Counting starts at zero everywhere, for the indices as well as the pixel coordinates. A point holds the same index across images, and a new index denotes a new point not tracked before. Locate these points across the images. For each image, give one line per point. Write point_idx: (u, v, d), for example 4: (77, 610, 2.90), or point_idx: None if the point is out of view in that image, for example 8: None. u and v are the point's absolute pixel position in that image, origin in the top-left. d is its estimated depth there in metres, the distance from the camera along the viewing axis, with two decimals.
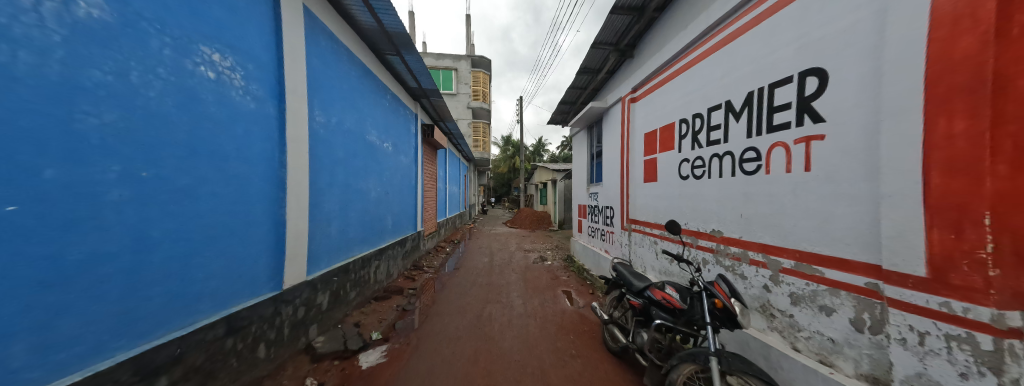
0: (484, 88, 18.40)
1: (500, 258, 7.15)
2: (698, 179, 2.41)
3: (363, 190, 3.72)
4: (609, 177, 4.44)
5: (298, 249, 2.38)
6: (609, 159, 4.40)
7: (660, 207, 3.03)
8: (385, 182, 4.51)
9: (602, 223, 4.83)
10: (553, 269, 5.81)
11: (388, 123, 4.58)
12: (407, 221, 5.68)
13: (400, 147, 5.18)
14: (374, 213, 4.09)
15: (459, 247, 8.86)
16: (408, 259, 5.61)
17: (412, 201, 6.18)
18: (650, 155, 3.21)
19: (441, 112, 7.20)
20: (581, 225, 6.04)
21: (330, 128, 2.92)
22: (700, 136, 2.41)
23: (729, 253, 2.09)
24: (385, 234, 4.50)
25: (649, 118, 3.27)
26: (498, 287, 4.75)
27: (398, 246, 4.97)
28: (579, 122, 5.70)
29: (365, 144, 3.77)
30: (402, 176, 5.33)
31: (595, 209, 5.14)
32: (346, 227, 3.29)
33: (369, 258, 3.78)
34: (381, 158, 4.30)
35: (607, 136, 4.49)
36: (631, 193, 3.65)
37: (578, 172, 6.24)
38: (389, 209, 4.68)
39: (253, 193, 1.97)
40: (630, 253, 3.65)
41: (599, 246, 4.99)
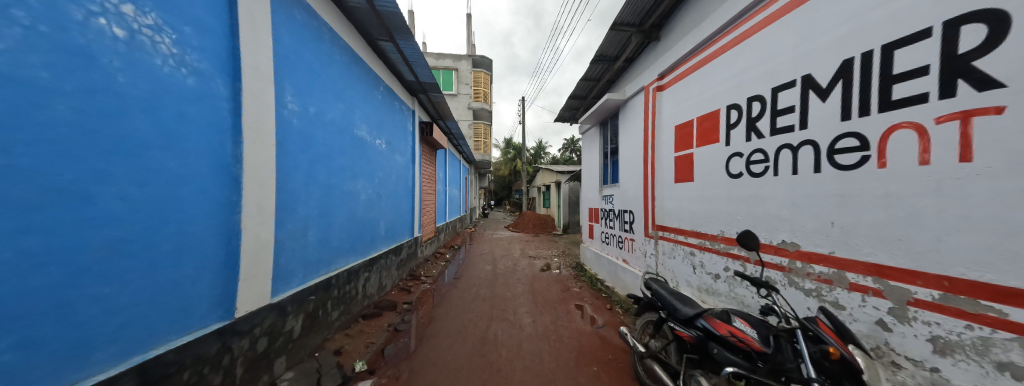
0: (484, 89, 18.04)
1: (503, 266, 6.66)
2: (759, 177, 1.93)
3: (350, 192, 3.26)
4: (628, 178, 3.97)
5: (261, 265, 1.91)
6: (629, 157, 3.92)
7: (698, 211, 2.55)
8: (378, 183, 4.06)
9: (618, 229, 4.35)
10: (563, 279, 5.30)
11: (381, 119, 4.14)
12: (403, 227, 5.21)
13: (395, 145, 4.74)
14: (365, 219, 3.64)
15: (458, 253, 8.36)
16: (404, 268, 5.13)
17: (409, 205, 5.71)
18: (684, 151, 2.74)
19: (440, 110, 6.78)
20: (591, 230, 5.56)
21: (308, 118, 2.47)
22: (759, 124, 1.94)
23: (811, 274, 1.61)
24: (377, 241, 4.04)
25: (682, 107, 2.80)
26: (503, 300, 4.25)
27: (392, 254, 4.49)
28: (590, 118, 5.25)
29: (353, 140, 3.33)
30: (397, 177, 4.88)
31: (610, 213, 4.66)
32: (329, 236, 2.83)
33: (357, 270, 3.31)
34: (372, 157, 3.86)
35: (625, 132, 4.02)
36: (658, 195, 3.17)
37: (589, 173, 5.78)
38: (382, 213, 4.22)
39: (192, 196, 1.49)
40: (658, 265, 3.17)
41: (615, 254, 4.49)
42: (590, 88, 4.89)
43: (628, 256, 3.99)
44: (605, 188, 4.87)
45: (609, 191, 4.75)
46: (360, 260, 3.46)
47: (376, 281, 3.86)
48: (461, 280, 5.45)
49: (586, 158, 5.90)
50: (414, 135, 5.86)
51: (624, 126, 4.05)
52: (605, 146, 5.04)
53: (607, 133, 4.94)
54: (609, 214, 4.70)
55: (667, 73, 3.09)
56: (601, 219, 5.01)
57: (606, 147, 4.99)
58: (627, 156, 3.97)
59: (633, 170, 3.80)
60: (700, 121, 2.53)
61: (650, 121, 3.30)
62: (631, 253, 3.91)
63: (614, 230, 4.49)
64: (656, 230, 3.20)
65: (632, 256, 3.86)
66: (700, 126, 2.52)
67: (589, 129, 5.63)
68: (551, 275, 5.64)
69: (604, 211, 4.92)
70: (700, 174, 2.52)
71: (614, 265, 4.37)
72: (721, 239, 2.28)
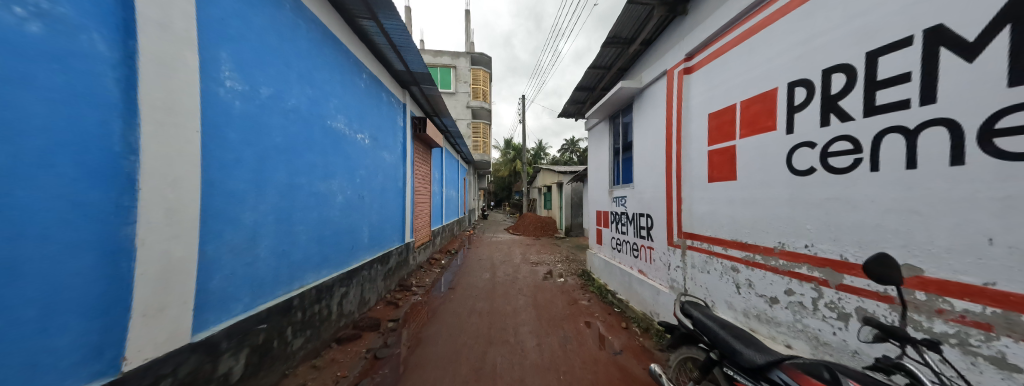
0: (484, 87, 17.57)
1: (503, 273, 6.17)
2: (844, 174, 1.45)
3: (322, 194, 2.77)
4: (646, 178, 3.48)
5: (173, 293, 1.41)
6: (647, 154, 3.45)
7: (744, 217, 2.06)
8: (361, 183, 3.58)
9: (633, 236, 3.87)
10: (568, 290, 4.81)
11: (364, 111, 3.65)
12: (392, 232, 4.72)
13: (382, 141, 4.24)
14: (342, 224, 3.15)
15: (455, 258, 7.86)
16: (393, 278, 4.65)
17: (400, 207, 5.23)
18: (723, 143, 2.25)
19: (436, 105, 6.30)
20: (600, 235, 5.07)
21: (259, 103, 1.99)
22: (843, 103, 1.46)
23: (946, 312, 1.12)
24: (359, 250, 3.55)
25: (718, 91, 2.31)
26: (502, 316, 3.76)
27: (377, 264, 4.00)
28: (599, 112, 4.77)
29: (326, 133, 2.84)
30: (385, 177, 4.40)
31: (623, 217, 4.19)
32: (290, 247, 2.33)
33: (330, 285, 2.81)
34: (353, 153, 3.37)
35: (643, 125, 3.54)
36: (686, 197, 2.69)
37: (597, 173, 5.29)
38: (366, 218, 3.73)
39: (29, 200, 1.00)
40: (686, 280, 2.68)
41: (628, 263, 4.00)
42: (600, 78, 4.42)
43: (645, 266, 3.51)
44: (617, 190, 4.39)
45: (621, 192, 4.27)
46: (336, 274, 2.96)
47: (356, 296, 3.37)
48: (455, 291, 4.94)
49: (594, 157, 5.44)
50: (405, 131, 5.37)
51: (641, 118, 3.58)
52: (616, 143, 4.57)
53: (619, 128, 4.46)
54: (621, 219, 4.22)
55: (698, 52, 2.59)
56: (613, 223, 4.53)
57: (618, 144, 4.51)
58: (645, 152, 3.50)
59: (652, 168, 3.31)
60: (746, 105, 2.04)
61: (676, 110, 2.81)
62: (649, 264, 3.42)
63: (627, 236, 4.02)
64: (684, 239, 2.71)
65: (650, 267, 3.38)
66: (747, 112, 2.03)
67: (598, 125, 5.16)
68: (556, 285, 5.14)
69: (615, 214, 4.45)
70: (747, 172, 2.03)
71: (628, 275, 3.88)
72: (780, 254, 1.79)
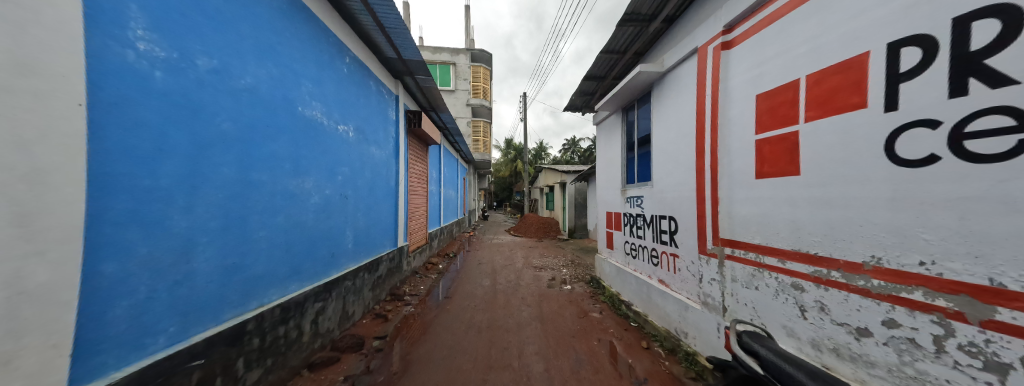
0: (484, 85, 17.16)
1: (505, 279, 5.76)
2: (995, 162, 1.00)
3: (288, 194, 2.34)
4: (670, 176, 3.04)
5: (31, 337, 0.96)
6: (672, 148, 3.00)
7: (813, 222, 1.62)
8: (340, 182, 3.16)
9: (652, 241, 3.43)
10: (576, 301, 4.38)
11: (345, 100, 3.23)
12: (381, 236, 4.28)
13: (368, 135, 3.82)
14: (316, 229, 2.72)
15: (453, 263, 7.43)
16: (383, 287, 4.24)
17: (391, 208, 4.79)
18: (781, 129, 1.81)
19: (433, 98, 5.87)
20: (611, 239, 4.66)
21: (201, 78, 1.59)
22: (993, 61, 1.01)
23: None
24: (338, 258, 3.12)
25: (773, 65, 1.87)
26: (504, 332, 3.34)
27: (362, 272, 3.58)
28: (610, 104, 4.35)
29: (296, 122, 2.41)
30: (373, 174, 3.99)
31: (640, 220, 3.76)
32: (242, 258, 1.90)
33: (300, 302, 2.37)
34: (330, 147, 2.95)
35: (666, 115, 3.10)
36: (723, 197, 2.26)
37: (608, 170, 4.88)
38: (346, 221, 3.29)
39: None
40: (724, 297, 2.24)
41: (646, 272, 3.56)
42: (612, 65, 3.98)
43: (668, 277, 3.07)
44: (632, 189, 3.95)
45: (637, 192, 3.83)
46: (308, 288, 2.53)
47: (335, 312, 2.94)
48: (452, 301, 4.51)
49: (605, 153, 5.00)
50: (397, 126, 4.94)
51: (664, 107, 3.14)
52: (631, 138, 4.13)
53: (633, 121, 4.04)
54: (638, 222, 3.79)
55: (740, 23, 2.16)
56: (627, 226, 4.09)
57: (633, 139, 4.07)
58: (670, 146, 3.05)
59: (679, 164, 2.87)
60: (819, 79, 1.60)
61: (711, 93, 2.37)
62: (673, 274, 2.98)
63: (646, 242, 3.58)
64: (723, 247, 2.27)
65: (674, 279, 2.94)
66: (822, 87, 1.58)
67: (610, 118, 4.72)
68: (563, 295, 4.70)
69: (630, 216, 4.01)
70: (818, 164, 1.59)
71: (646, 286, 3.44)
72: (873, 272, 1.36)
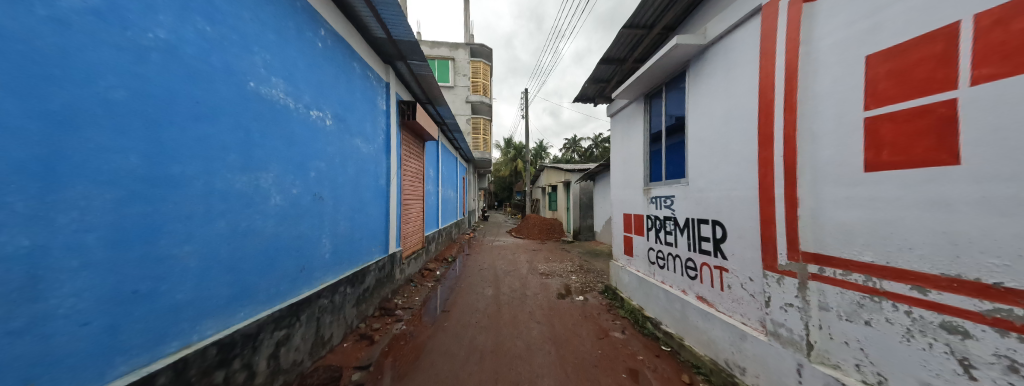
0: (484, 81, 16.59)
1: (509, 288, 5.23)
2: None
3: (231, 195, 1.80)
4: (714, 172, 2.49)
5: None
6: (718, 137, 2.45)
7: (985, 236, 1.07)
8: (312, 181, 2.62)
9: (688, 249, 2.90)
10: (592, 316, 3.84)
11: (318, 82, 2.68)
12: (366, 243, 3.74)
13: (348, 126, 3.27)
14: (274, 239, 2.17)
15: (452, 268, 6.91)
16: (371, 301, 3.73)
17: (380, 211, 4.25)
18: (919, 99, 1.26)
19: (430, 88, 5.32)
20: (631, 244, 4.13)
21: (61, 21, 1.08)
22: None
23: None
24: (309, 272, 2.58)
25: (896, 12, 1.30)
26: (511, 359, 2.82)
27: (342, 287, 3.04)
28: (630, 90, 3.83)
29: (243, 102, 1.87)
30: (356, 170, 3.47)
31: (670, 224, 3.22)
32: (147, 285, 1.36)
33: (248, 335, 1.86)
34: (297, 138, 2.40)
35: (711, 97, 2.54)
36: (800, 198, 1.75)
37: (625, 167, 4.36)
38: (319, 227, 2.75)
39: None
40: (807, 329, 1.70)
41: (680, 286, 3.02)
42: (635, 43, 3.44)
43: (712, 295, 2.53)
44: (659, 187, 3.42)
45: (666, 192, 3.29)
46: (263, 314, 2.02)
47: (304, 339, 2.41)
48: (449, 317, 3.97)
49: (623, 148, 4.46)
50: (386, 117, 4.37)
51: (708, 87, 2.58)
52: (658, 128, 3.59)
53: (659, 109, 3.52)
54: (668, 227, 3.25)
55: None
56: (653, 231, 3.56)
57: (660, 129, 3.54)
58: (714, 134, 2.50)
59: (729, 156, 2.32)
60: (1004, 17, 1.01)
61: (787, 61, 1.81)
62: (720, 292, 2.44)
63: (679, 250, 3.04)
64: (806, 264, 1.72)
65: (723, 299, 2.40)
66: (1007, 29, 1.00)
67: (630, 107, 4.19)
68: (575, 309, 4.16)
69: (657, 220, 3.48)
70: (990, 149, 1.05)
71: (681, 303, 2.90)
72: None
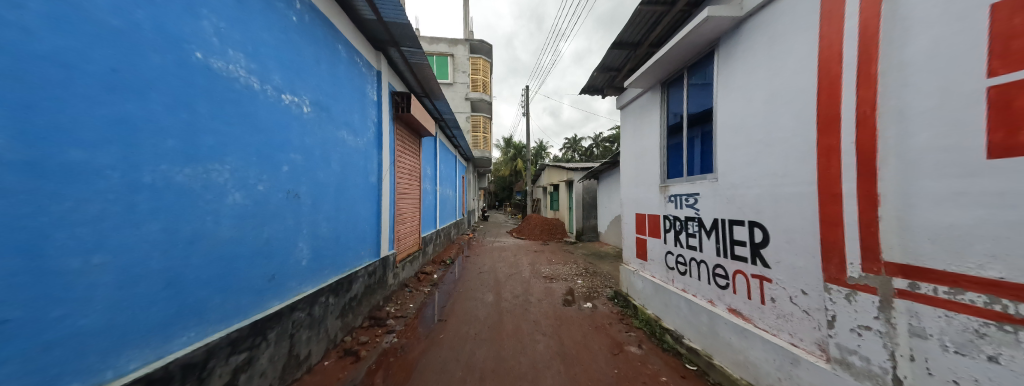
0: (484, 78, 16.23)
1: (510, 294, 4.89)
2: None
3: (171, 191, 1.44)
4: (753, 165, 2.14)
5: None
6: (758, 124, 2.10)
7: None
8: (284, 176, 2.26)
9: (716, 255, 2.55)
10: (602, 327, 3.49)
11: (292, 61, 2.32)
12: (353, 247, 3.38)
13: (332, 115, 2.92)
14: (234, 244, 1.81)
15: (450, 271, 6.56)
16: (359, 311, 3.38)
17: (370, 211, 3.89)
18: None
19: (425, 78, 4.97)
20: (645, 247, 3.79)
21: None
22: None
23: None
24: (282, 282, 2.22)
25: None
26: (515, 381, 2.47)
27: (324, 298, 2.69)
28: (646, 77, 3.49)
29: (184, 75, 1.50)
30: (341, 165, 3.11)
31: (693, 225, 2.87)
32: (32, 312, 1.00)
33: (193, 364, 1.49)
34: (264, 125, 2.04)
35: (750, 77, 2.18)
36: (877, 195, 1.38)
37: (638, 162, 4.01)
38: (295, 229, 2.39)
39: None
40: (892, 361, 1.34)
41: (706, 297, 2.66)
42: (653, 23, 3.09)
43: (751, 309, 2.17)
44: (680, 185, 3.08)
45: (688, 189, 2.93)
46: (217, 336, 1.65)
47: (274, 361, 2.06)
48: (446, 327, 3.62)
49: (634, 143, 4.12)
50: (376, 109, 4.01)
51: (746, 66, 2.22)
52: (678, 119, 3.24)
53: (682, 99, 3.18)
54: (691, 229, 2.90)
55: None
56: (672, 233, 3.21)
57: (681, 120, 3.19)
58: (753, 121, 2.15)
59: (773, 146, 1.96)
60: None
61: (862, 23, 1.45)
62: (761, 307, 2.09)
63: (705, 255, 2.69)
64: (891, 278, 1.35)
65: (765, 314, 2.05)
66: None
67: (644, 97, 3.83)
68: (584, 318, 3.81)
69: (677, 221, 3.13)
70: None
71: (708, 316, 2.55)
72: None
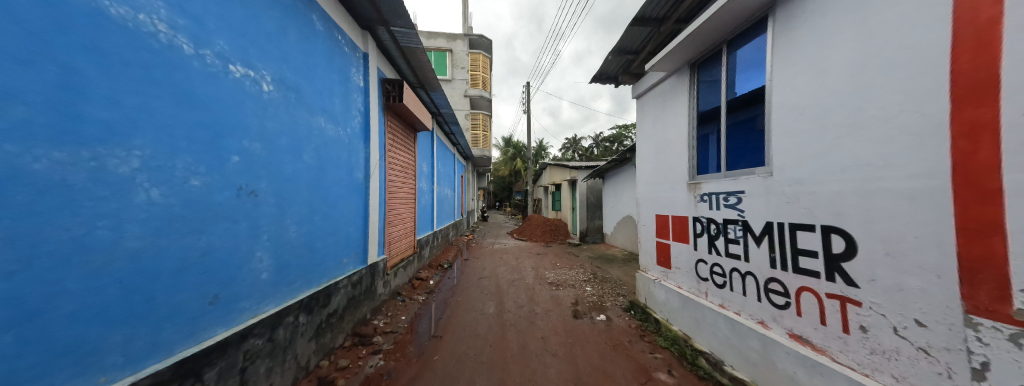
0: (483, 74, 15.76)
1: (514, 303, 4.44)
2: None
3: (22, 184, 0.97)
4: (828, 155, 1.69)
5: None
6: (838, 102, 1.65)
7: None
8: (235, 169, 1.79)
9: (771, 266, 2.09)
10: (621, 346, 3.03)
11: (242, 24, 1.85)
12: (332, 255, 2.90)
13: (304, 98, 2.44)
14: (149, 257, 1.34)
15: (448, 276, 6.10)
16: (340, 329, 2.92)
17: (355, 212, 3.42)
18: None
19: (420, 64, 4.52)
20: (669, 254, 3.34)
21: None
22: None
23: None
24: (231, 303, 1.75)
25: None
26: None
27: (291, 317, 2.22)
28: (671, 59, 3.03)
29: (37, 10, 1.02)
30: (316, 158, 2.63)
31: (735, 230, 2.42)
32: None
33: None
34: (198, 99, 1.56)
35: (824, 44, 1.73)
36: None
37: (659, 157, 3.57)
38: (253, 236, 1.92)
39: None
40: None
41: (755, 317, 2.21)
42: None
43: (827, 338, 1.70)
44: (715, 182, 2.63)
45: (727, 187, 2.49)
46: None
47: None
48: (440, 346, 3.14)
49: (654, 135, 3.67)
50: (362, 96, 3.54)
51: (818, 31, 1.77)
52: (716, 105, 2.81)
53: (717, 84, 2.75)
54: (732, 234, 2.45)
55: None
56: (705, 238, 2.76)
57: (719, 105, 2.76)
58: (828, 100, 1.71)
59: (863, 129, 1.52)
60: None
61: None
62: (843, 336, 1.62)
63: (754, 266, 2.23)
64: None
65: (851, 347, 1.58)
66: None
67: (667, 82, 3.39)
68: (598, 335, 3.34)
69: (712, 224, 2.67)
70: None
71: (760, 341, 2.09)
72: None
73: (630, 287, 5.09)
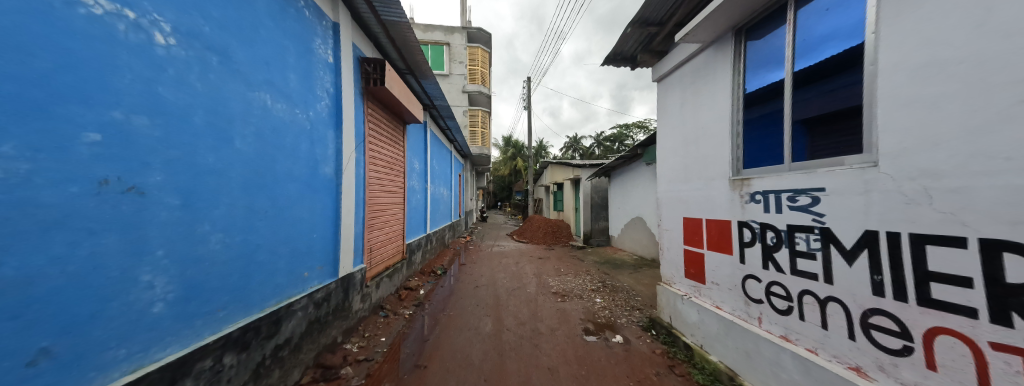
0: (481, 70, 15.13)
1: (513, 320, 3.84)
2: None
3: None
4: (989, 132, 1.11)
5: None
6: (1014, 46, 1.05)
7: None
8: (92, 155, 1.18)
9: (874, 293, 1.50)
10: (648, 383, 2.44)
11: None
12: (282, 269, 2.29)
13: (232, 64, 1.83)
14: None
15: (441, 284, 5.51)
16: (295, 362, 2.33)
17: (321, 214, 2.81)
18: None
19: (407, 43, 3.93)
20: (704, 266, 2.75)
21: None
22: None
23: None
24: (86, 357, 1.16)
25: None
26: None
27: (208, 361, 1.63)
28: (708, 26, 2.46)
29: None
30: (255, 145, 2.03)
31: (807, 240, 1.83)
32: None
33: None
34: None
35: None
36: None
37: (689, 149, 2.98)
38: (130, 252, 1.31)
39: None
40: None
41: (844, 361, 1.63)
42: None
43: None
44: (774, 177, 2.05)
45: (794, 184, 1.90)
46: None
47: None
48: (423, 381, 2.54)
49: (683, 123, 3.07)
50: (330, 74, 2.93)
51: None
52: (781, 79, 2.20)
53: (780, 55, 2.20)
54: (801, 246, 1.87)
55: None
56: (759, 248, 2.18)
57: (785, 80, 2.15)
58: (990, 44, 1.10)
59: None
60: None
61: None
62: None
63: (840, 290, 1.64)
64: None
65: None
66: None
67: (703, 56, 2.79)
68: (617, 365, 2.75)
69: (769, 232, 2.09)
70: None
71: None
72: None
73: (645, 299, 4.49)
